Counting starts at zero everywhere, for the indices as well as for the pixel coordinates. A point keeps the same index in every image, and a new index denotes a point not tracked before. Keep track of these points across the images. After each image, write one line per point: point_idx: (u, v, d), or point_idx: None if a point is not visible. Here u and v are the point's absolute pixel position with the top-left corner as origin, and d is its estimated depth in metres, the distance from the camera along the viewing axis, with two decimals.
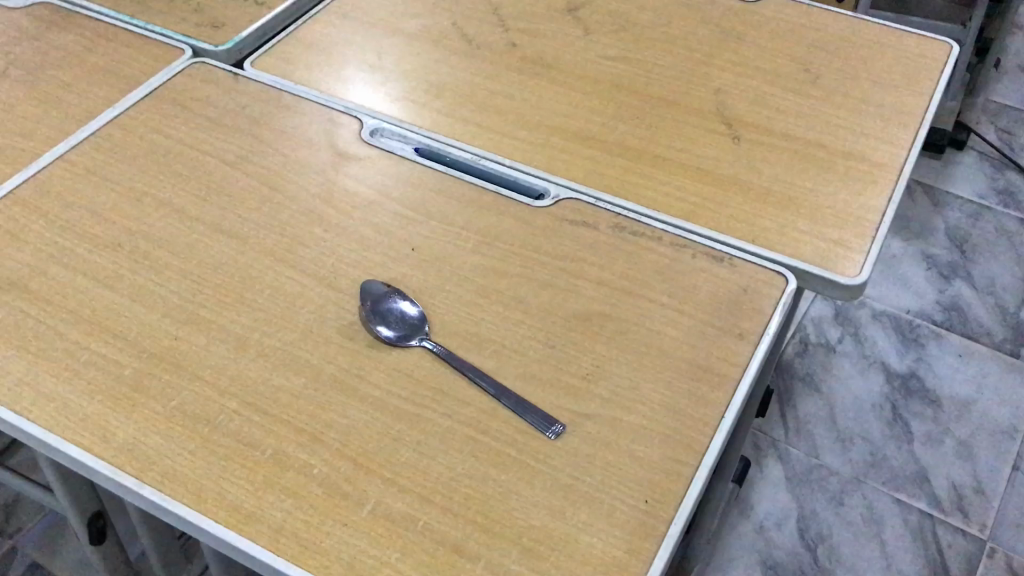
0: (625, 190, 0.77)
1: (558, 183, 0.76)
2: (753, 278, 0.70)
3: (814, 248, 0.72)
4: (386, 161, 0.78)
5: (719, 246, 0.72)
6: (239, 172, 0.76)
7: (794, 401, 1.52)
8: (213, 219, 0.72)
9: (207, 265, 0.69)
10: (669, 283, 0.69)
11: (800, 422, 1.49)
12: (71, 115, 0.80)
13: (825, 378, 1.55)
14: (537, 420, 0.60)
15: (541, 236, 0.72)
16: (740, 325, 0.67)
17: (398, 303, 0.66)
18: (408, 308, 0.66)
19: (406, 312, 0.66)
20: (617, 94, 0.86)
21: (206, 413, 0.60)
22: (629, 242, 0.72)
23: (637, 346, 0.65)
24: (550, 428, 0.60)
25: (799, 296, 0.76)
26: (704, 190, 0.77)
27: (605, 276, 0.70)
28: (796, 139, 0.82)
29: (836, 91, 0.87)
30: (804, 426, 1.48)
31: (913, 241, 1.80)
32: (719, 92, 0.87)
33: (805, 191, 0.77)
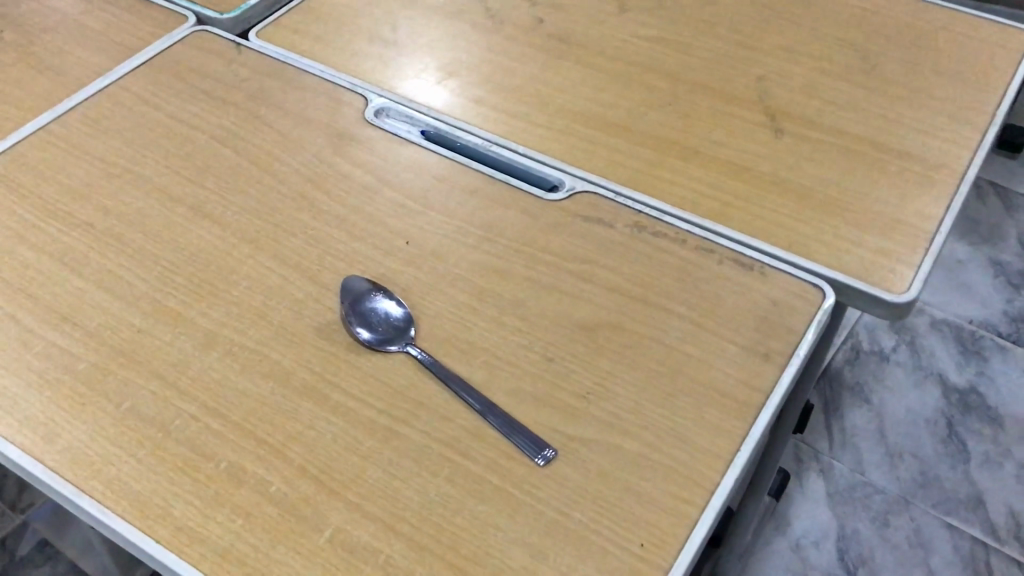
0: (649, 185, 0.69)
1: (575, 174, 0.69)
2: (785, 292, 0.62)
3: (858, 261, 0.64)
4: (390, 145, 0.71)
5: (748, 251, 0.64)
6: (230, 152, 0.71)
7: (840, 412, 1.42)
8: (196, 203, 0.67)
9: (183, 253, 0.64)
10: (689, 292, 0.62)
11: (846, 435, 1.39)
12: (62, 86, 0.76)
13: (876, 389, 1.45)
14: (526, 443, 0.54)
15: (550, 234, 0.65)
16: (767, 345, 0.59)
17: (382, 302, 0.59)
18: (392, 308, 0.59)
19: (390, 312, 0.59)
20: (649, 77, 0.79)
21: (160, 416, 0.55)
22: (647, 244, 0.65)
23: (646, 362, 0.58)
24: (540, 452, 0.53)
25: (839, 311, 0.68)
26: (738, 190, 0.69)
27: (618, 281, 0.62)
28: (848, 134, 0.73)
29: (896, 82, 0.78)
30: (849, 439, 1.38)
31: (982, 246, 1.67)
32: (763, 78, 0.79)
33: (853, 195, 0.69)
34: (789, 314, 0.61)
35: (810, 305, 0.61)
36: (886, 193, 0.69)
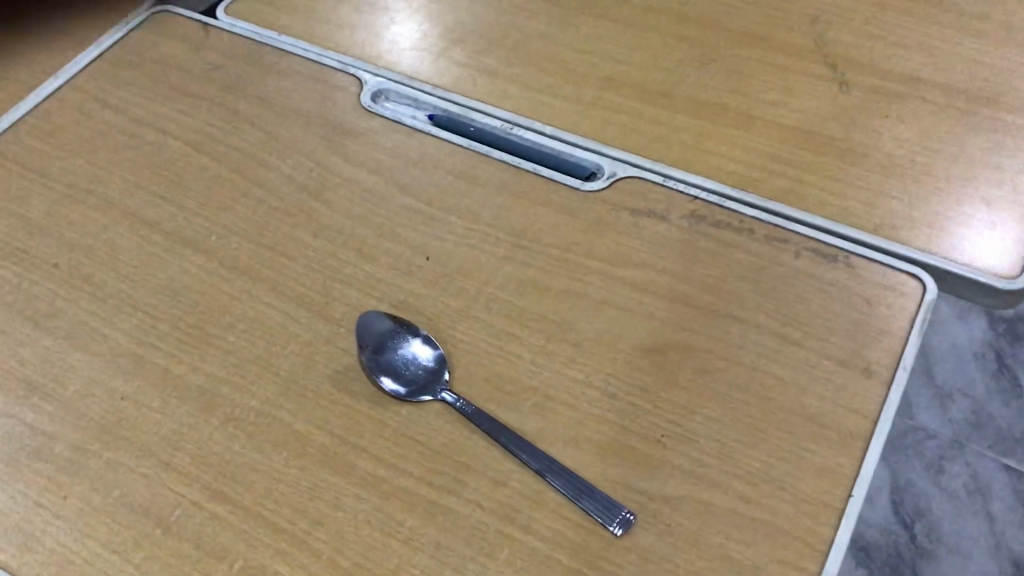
0: (702, 162, 0.59)
1: (614, 156, 0.59)
2: (879, 287, 0.52)
3: (957, 239, 0.55)
4: (394, 136, 0.61)
5: (829, 238, 0.54)
6: (209, 160, 0.60)
7: None
8: (175, 227, 0.57)
9: (166, 292, 0.54)
10: (765, 295, 0.52)
11: None
12: (7, 93, 0.65)
13: None
14: (597, 507, 0.45)
15: (593, 233, 0.55)
16: (866, 357, 0.50)
17: (409, 344, 0.50)
18: (421, 351, 0.50)
19: (419, 356, 0.50)
20: (685, 28, 0.68)
21: (158, 506, 0.46)
22: (709, 236, 0.55)
23: (727, 390, 0.49)
24: (616, 518, 0.45)
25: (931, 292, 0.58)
26: (806, 159, 0.59)
27: (680, 289, 0.53)
28: (926, 81, 0.63)
29: (972, 13, 0.67)
30: None
31: None
32: (817, 20, 0.68)
33: (942, 153, 0.58)
34: (887, 315, 0.51)
35: (910, 302, 0.52)
36: (981, 148, 0.58)
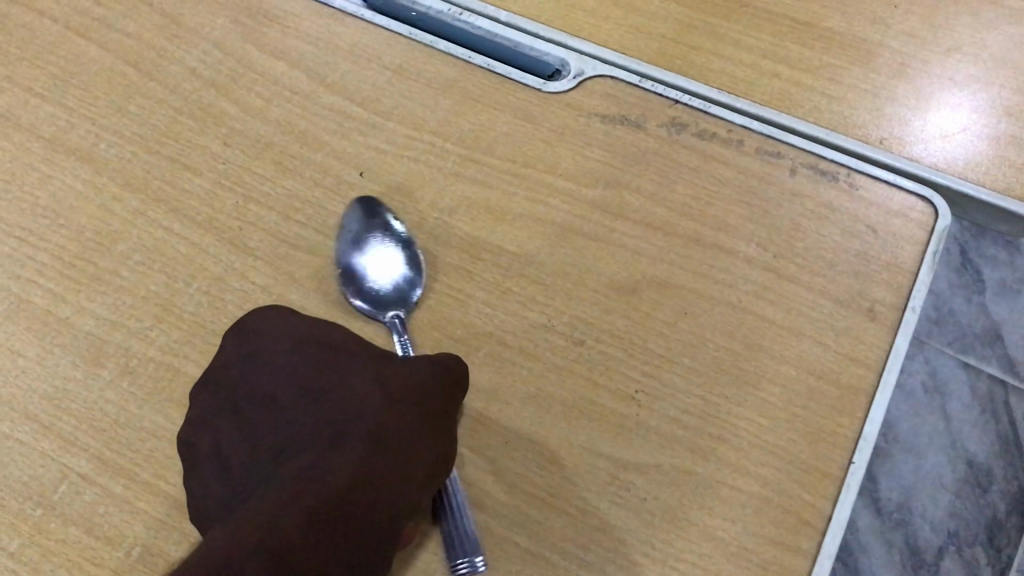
0: (683, 59, 0.51)
1: (580, 51, 0.51)
2: (885, 211, 0.45)
3: (970, 155, 0.47)
4: (320, 20, 0.51)
5: (829, 151, 0.47)
6: (96, 47, 0.50)
7: None
8: (55, 131, 0.47)
9: (46, 213, 0.45)
10: (756, 221, 0.45)
11: None
12: None
13: None
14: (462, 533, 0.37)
15: (557, 145, 0.47)
16: (869, 295, 0.43)
17: (390, 251, 0.43)
18: (389, 258, 0.43)
19: (395, 264, 0.43)
20: None
21: (36, 479, 0.38)
22: (690, 149, 0.47)
23: (711, 335, 0.42)
24: (469, 556, 0.37)
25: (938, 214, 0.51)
26: (803, 56, 0.50)
27: (657, 213, 0.45)
28: None
29: None
30: None
31: None
32: None
33: (956, 51, 0.51)
34: (894, 244, 0.44)
35: (918, 228, 0.45)
36: (1001, 46, 0.51)
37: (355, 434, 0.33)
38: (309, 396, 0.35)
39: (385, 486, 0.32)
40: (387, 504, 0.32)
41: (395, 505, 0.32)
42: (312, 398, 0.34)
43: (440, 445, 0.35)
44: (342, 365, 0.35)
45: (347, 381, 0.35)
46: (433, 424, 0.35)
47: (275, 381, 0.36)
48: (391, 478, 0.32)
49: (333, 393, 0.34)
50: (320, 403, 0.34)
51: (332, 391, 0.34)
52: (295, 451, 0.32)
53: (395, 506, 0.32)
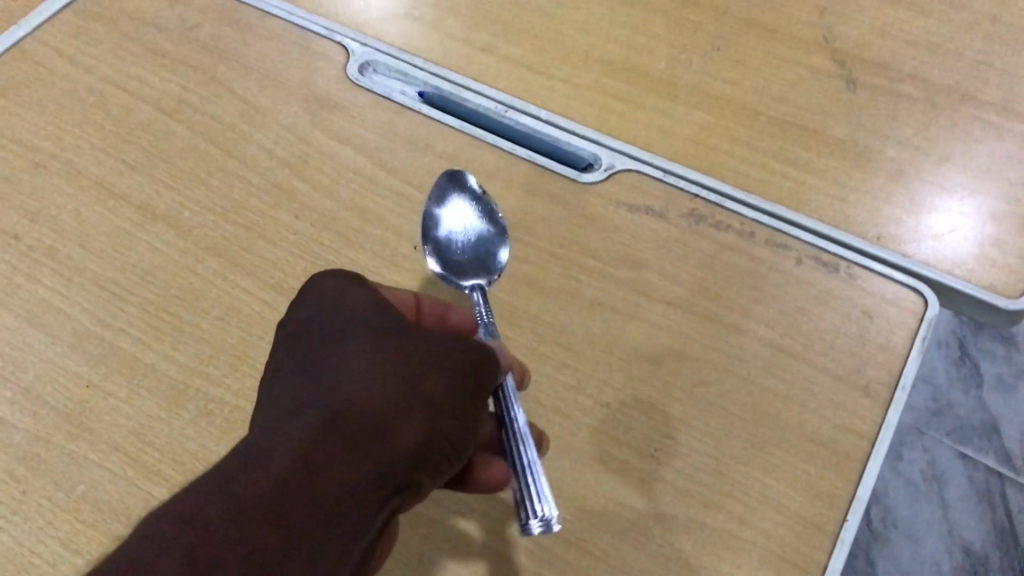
0: (704, 158, 0.57)
1: (612, 147, 0.57)
2: (881, 300, 0.51)
3: (957, 255, 0.53)
4: (381, 112, 0.58)
5: (831, 245, 0.53)
6: (182, 127, 0.57)
7: None
8: (145, 200, 0.54)
9: (134, 271, 0.51)
10: (765, 303, 0.51)
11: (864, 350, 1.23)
12: None
13: None
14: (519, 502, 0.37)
15: (589, 229, 0.53)
16: (865, 373, 0.48)
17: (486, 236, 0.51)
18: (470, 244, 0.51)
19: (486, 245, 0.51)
20: (690, 12, 0.65)
21: (122, 504, 0.43)
22: (707, 239, 0.53)
23: (723, 402, 0.47)
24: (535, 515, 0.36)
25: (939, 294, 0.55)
26: (809, 161, 0.57)
27: (677, 293, 0.51)
28: (935, 83, 0.60)
29: (983, 14, 0.64)
30: None
31: None
32: (824, 12, 0.64)
33: (947, 161, 0.57)
34: (887, 331, 0.50)
35: (909, 316, 0.50)
36: (989, 157, 0.57)
37: (317, 411, 0.34)
38: (301, 375, 0.37)
39: (344, 458, 0.33)
40: (358, 481, 0.33)
41: (355, 481, 0.33)
42: (305, 378, 0.37)
43: (435, 417, 0.36)
44: (346, 343, 0.37)
45: (356, 352, 0.37)
46: (429, 395, 0.36)
47: (285, 365, 0.38)
48: (349, 457, 0.33)
49: (321, 372, 0.36)
50: (304, 384, 0.36)
51: (327, 367, 0.36)
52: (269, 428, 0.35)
53: (375, 486, 0.34)
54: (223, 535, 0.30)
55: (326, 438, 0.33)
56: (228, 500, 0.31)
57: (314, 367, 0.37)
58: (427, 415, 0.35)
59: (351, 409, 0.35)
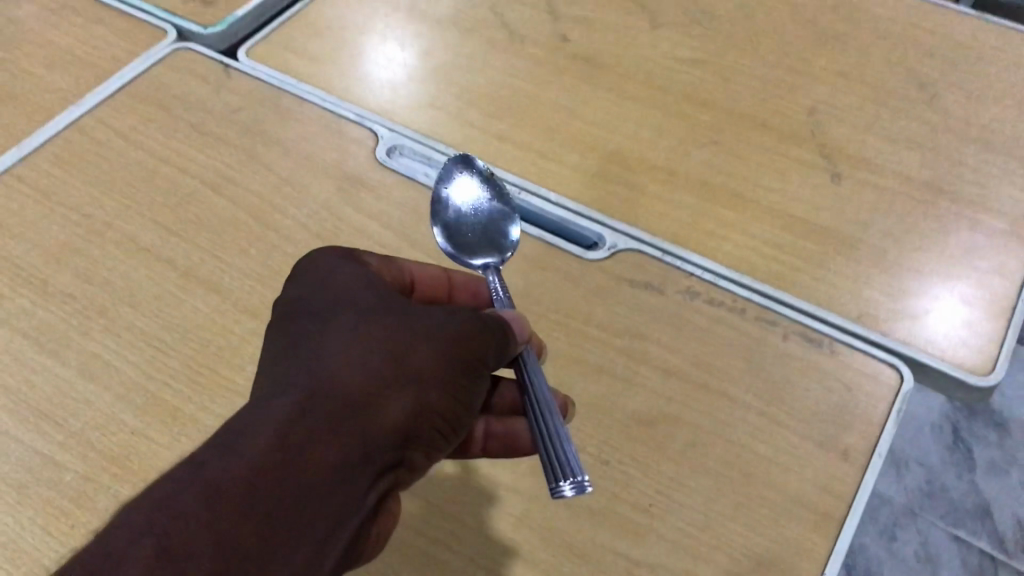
0: (700, 241, 0.62)
1: (616, 228, 0.62)
2: (860, 374, 0.55)
3: (933, 334, 0.58)
4: (406, 191, 0.63)
5: (816, 323, 0.57)
6: (224, 200, 0.62)
7: None
8: (188, 265, 0.59)
9: (177, 328, 0.56)
10: (753, 373, 0.55)
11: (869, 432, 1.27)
12: (29, 117, 0.67)
13: None
14: (551, 467, 0.40)
15: (593, 303, 0.58)
16: (844, 440, 0.52)
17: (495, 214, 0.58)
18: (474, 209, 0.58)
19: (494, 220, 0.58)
20: (690, 108, 0.70)
21: None
22: (702, 314, 0.58)
23: (712, 463, 0.51)
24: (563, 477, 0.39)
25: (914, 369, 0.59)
26: (797, 246, 0.62)
27: (673, 362, 0.56)
28: (914, 178, 0.66)
29: (960, 117, 0.70)
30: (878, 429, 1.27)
31: None
32: (814, 111, 0.70)
33: (924, 249, 0.62)
34: (866, 402, 0.54)
35: (885, 389, 0.55)
36: (962, 247, 0.62)
37: (300, 385, 0.36)
38: (286, 353, 0.39)
39: (328, 428, 0.35)
40: (345, 451, 0.35)
41: (340, 450, 0.35)
42: (289, 355, 0.39)
43: (419, 388, 0.38)
44: (330, 323, 0.39)
45: (347, 322, 0.39)
46: (417, 364, 0.38)
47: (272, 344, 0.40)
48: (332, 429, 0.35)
49: (304, 350, 0.38)
50: (288, 361, 0.38)
51: (311, 345, 0.38)
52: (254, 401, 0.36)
53: (360, 455, 0.36)
54: (212, 502, 0.32)
55: (309, 410, 0.35)
56: (225, 469, 0.33)
57: (298, 346, 0.39)
58: (411, 389, 0.38)
59: (334, 381, 0.36)
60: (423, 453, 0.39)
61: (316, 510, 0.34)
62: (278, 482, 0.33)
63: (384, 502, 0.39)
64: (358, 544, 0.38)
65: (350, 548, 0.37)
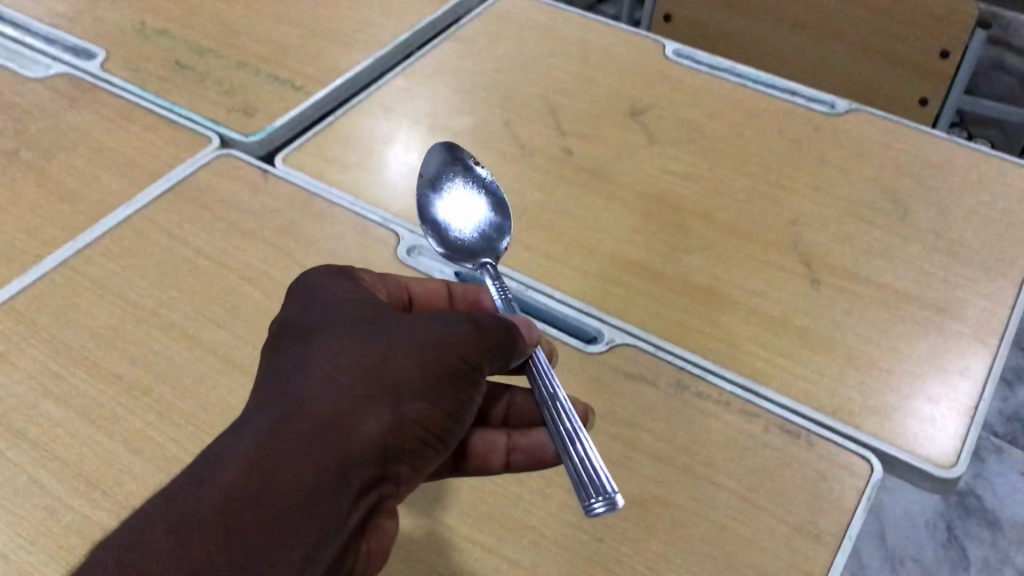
0: (691, 339, 0.68)
1: (614, 325, 0.69)
2: (834, 464, 0.61)
3: (903, 429, 0.63)
4: None
5: (793, 416, 0.63)
6: (259, 292, 0.69)
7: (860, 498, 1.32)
8: (225, 351, 0.65)
9: (214, 408, 0.61)
10: (735, 461, 0.61)
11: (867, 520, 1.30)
12: (84, 214, 0.74)
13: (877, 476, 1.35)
14: (587, 487, 0.45)
15: (593, 394, 0.64)
16: (818, 524, 0.57)
17: (491, 229, 0.69)
18: (469, 214, 0.69)
19: (490, 232, 0.69)
20: (684, 218, 0.77)
21: None
22: (690, 405, 0.64)
23: (697, 542, 0.56)
24: (601, 498, 0.44)
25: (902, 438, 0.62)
26: (779, 346, 0.68)
27: (663, 449, 0.61)
28: (886, 286, 0.72)
29: (930, 231, 0.76)
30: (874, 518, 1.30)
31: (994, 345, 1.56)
32: (796, 223, 0.77)
33: (894, 350, 0.68)
34: (838, 489, 0.59)
35: (856, 478, 0.60)
36: (930, 350, 0.68)
37: (284, 410, 0.41)
38: (277, 373, 0.44)
39: (312, 450, 0.40)
40: (327, 475, 0.40)
41: (322, 471, 0.40)
42: (279, 376, 0.43)
43: (397, 411, 0.43)
44: (316, 348, 0.44)
45: (332, 345, 0.44)
46: (398, 386, 0.43)
47: (267, 364, 0.45)
48: (315, 451, 0.40)
49: (293, 373, 0.43)
50: (277, 382, 0.43)
51: (300, 366, 0.43)
52: (245, 420, 0.41)
53: (342, 474, 0.41)
54: (200, 524, 0.37)
55: (293, 434, 0.40)
56: (216, 492, 0.38)
57: (286, 368, 0.43)
58: (393, 410, 0.42)
59: (317, 406, 0.41)
60: (408, 467, 0.44)
61: (299, 522, 0.39)
62: (261, 499, 0.38)
63: (375, 514, 0.44)
64: (352, 555, 0.43)
65: (343, 558, 0.42)
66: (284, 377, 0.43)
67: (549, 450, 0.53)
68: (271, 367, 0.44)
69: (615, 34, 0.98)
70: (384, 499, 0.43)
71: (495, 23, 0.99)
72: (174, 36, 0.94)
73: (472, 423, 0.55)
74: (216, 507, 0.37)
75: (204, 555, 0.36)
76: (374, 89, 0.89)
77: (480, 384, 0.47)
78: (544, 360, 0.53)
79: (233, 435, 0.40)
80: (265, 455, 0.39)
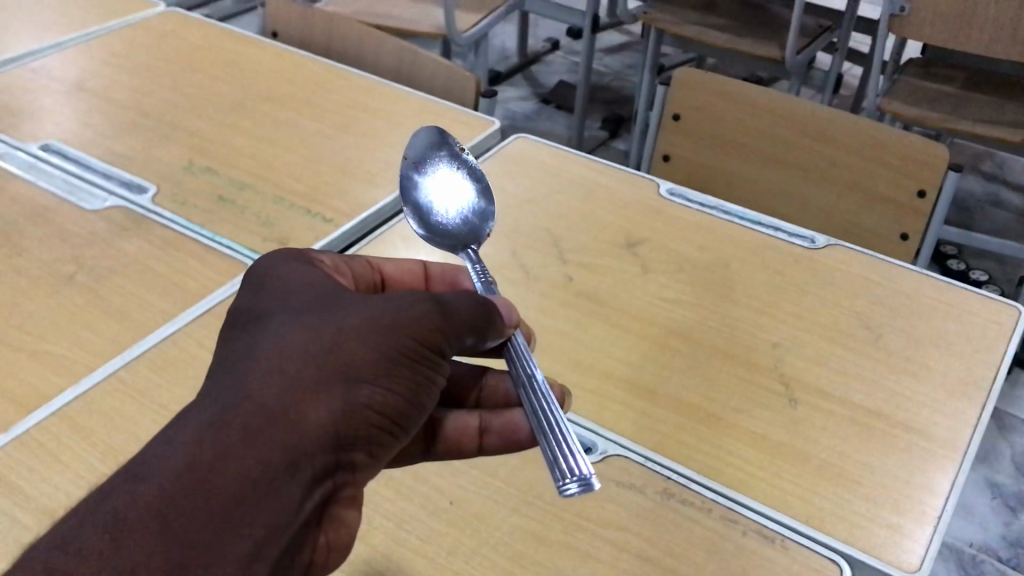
0: (677, 451, 0.74)
1: (607, 437, 0.75)
2: (805, 567, 0.66)
3: (872, 535, 0.68)
4: None
5: (769, 522, 0.69)
6: None
7: None
8: None
9: None
10: (715, 562, 0.66)
11: None
12: (132, 331, 0.82)
13: None
14: (559, 468, 0.51)
15: (586, 499, 0.70)
16: None
17: (478, 216, 0.79)
18: (456, 202, 0.79)
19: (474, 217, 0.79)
20: (673, 340, 0.85)
21: None
22: (674, 511, 0.70)
23: None
24: (571, 481, 0.50)
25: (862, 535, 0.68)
26: (758, 457, 0.74)
27: (649, 550, 0.67)
28: (858, 405, 0.78)
29: (900, 356, 0.83)
30: None
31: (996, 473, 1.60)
32: (776, 346, 0.84)
33: (864, 462, 0.73)
34: None
35: None
36: (897, 463, 0.73)
37: (234, 399, 0.44)
38: (233, 361, 0.47)
39: (258, 435, 0.43)
40: (273, 461, 0.43)
41: (269, 457, 0.43)
42: (234, 364, 0.47)
43: (346, 396, 0.46)
44: (272, 335, 0.48)
45: (289, 330, 0.48)
46: (349, 371, 0.46)
47: (224, 353, 0.48)
48: (263, 437, 0.43)
49: (244, 363, 0.46)
50: (233, 370, 0.46)
51: (253, 355, 0.47)
52: (198, 409, 0.44)
53: (289, 461, 0.43)
54: (147, 507, 0.40)
55: (240, 423, 0.43)
56: (164, 476, 0.41)
57: (241, 358, 0.47)
58: (341, 398, 0.46)
59: (265, 395, 0.44)
60: (363, 452, 0.47)
61: (246, 511, 0.42)
62: (205, 488, 0.41)
63: (332, 503, 0.47)
64: (311, 544, 0.46)
65: (299, 547, 0.45)
66: (238, 365, 0.47)
67: (516, 431, 0.61)
68: (227, 356, 0.48)
69: (616, 175, 1.08)
70: (342, 485, 0.47)
71: (506, 164, 1.10)
72: (218, 174, 1.05)
73: (449, 407, 0.63)
74: (157, 501, 0.40)
75: (147, 541, 0.39)
76: (397, 220, 0.99)
77: (433, 372, 0.50)
78: (522, 344, 0.60)
79: (186, 422, 0.44)
80: (211, 447, 0.42)
